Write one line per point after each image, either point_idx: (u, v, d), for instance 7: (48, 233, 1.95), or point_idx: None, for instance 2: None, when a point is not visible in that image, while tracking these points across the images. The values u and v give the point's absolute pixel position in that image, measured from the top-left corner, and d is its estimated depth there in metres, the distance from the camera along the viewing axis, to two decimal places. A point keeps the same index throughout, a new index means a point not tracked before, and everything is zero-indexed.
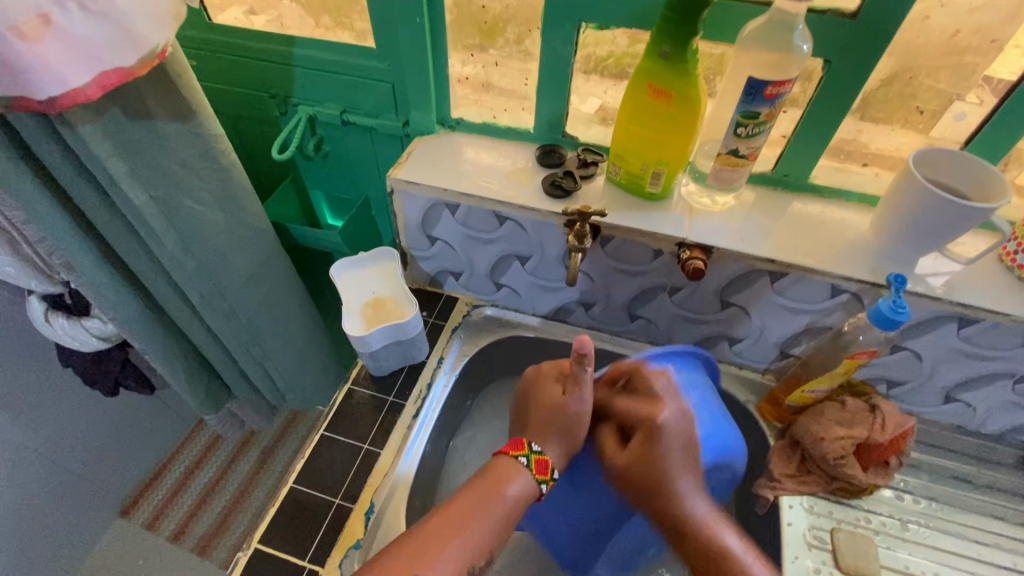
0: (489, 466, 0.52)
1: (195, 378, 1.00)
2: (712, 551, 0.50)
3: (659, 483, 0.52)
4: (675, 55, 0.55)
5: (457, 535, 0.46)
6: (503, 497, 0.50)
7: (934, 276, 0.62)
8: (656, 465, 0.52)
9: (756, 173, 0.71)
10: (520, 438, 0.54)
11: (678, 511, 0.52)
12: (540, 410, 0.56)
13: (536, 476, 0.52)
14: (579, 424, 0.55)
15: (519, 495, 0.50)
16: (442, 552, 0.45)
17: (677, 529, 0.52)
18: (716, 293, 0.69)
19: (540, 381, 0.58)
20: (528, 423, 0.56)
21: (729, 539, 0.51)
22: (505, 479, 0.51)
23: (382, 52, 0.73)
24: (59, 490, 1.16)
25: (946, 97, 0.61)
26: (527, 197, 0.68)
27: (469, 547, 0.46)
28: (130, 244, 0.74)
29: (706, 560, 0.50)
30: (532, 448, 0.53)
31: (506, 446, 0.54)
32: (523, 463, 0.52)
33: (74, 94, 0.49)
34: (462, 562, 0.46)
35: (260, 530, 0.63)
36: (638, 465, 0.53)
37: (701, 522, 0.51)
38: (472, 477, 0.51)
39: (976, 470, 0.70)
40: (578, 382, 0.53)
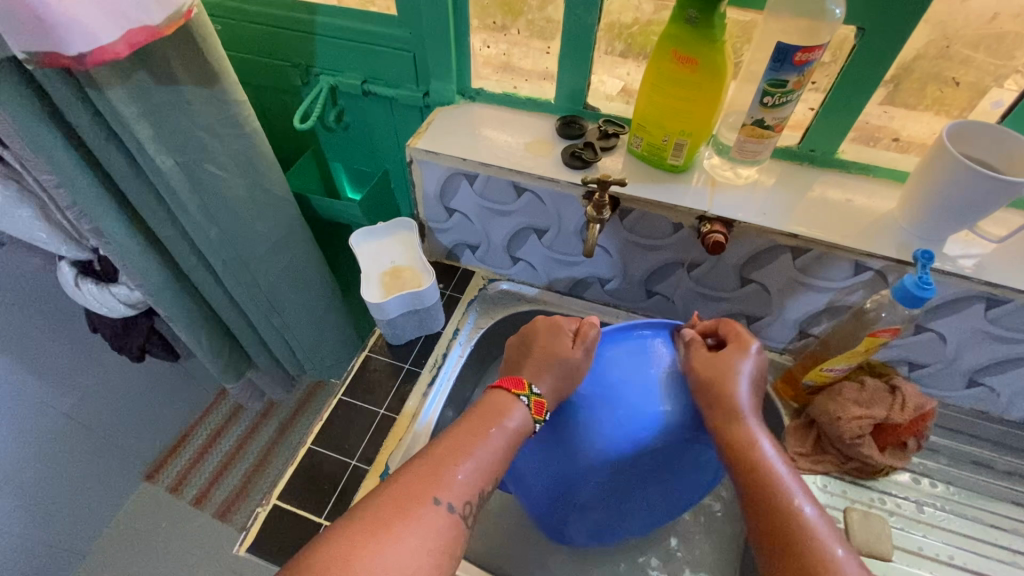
0: (484, 400, 0.53)
1: (218, 346, 1.03)
2: (757, 452, 0.50)
3: (724, 378, 0.53)
4: (702, 20, 0.53)
5: (465, 461, 0.47)
6: (503, 428, 0.51)
7: (964, 256, 0.60)
8: (730, 361, 0.54)
9: (781, 148, 0.70)
10: (520, 378, 0.55)
11: (736, 406, 0.52)
12: (541, 354, 0.56)
13: (533, 415, 0.53)
14: (573, 376, 0.55)
15: (515, 429, 0.51)
16: (454, 477, 0.46)
17: (731, 418, 0.52)
18: (736, 269, 0.68)
19: (547, 329, 0.59)
20: (526, 368, 0.56)
21: (769, 446, 0.51)
22: (502, 413, 0.52)
23: (403, 20, 0.73)
24: (88, 453, 1.21)
25: (986, 71, 0.58)
26: (546, 167, 0.68)
27: (479, 471, 0.47)
28: (155, 210, 0.75)
29: (748, 462, 0.50)
30: (533, 389, 0.54)
31: (506, 383, 0.54)
32: (522, 401, 0.53)
33: (102, 51, 0.49)
34: (475, 485, 0.47)
35: (279, 487, 0.65)
36: (719, 360, 0.55)
37: (751, 427, 0.52)
38: (470, 411, 0.52)
39: (997, 456, 0.69)
40: (589, 338, 0.57)
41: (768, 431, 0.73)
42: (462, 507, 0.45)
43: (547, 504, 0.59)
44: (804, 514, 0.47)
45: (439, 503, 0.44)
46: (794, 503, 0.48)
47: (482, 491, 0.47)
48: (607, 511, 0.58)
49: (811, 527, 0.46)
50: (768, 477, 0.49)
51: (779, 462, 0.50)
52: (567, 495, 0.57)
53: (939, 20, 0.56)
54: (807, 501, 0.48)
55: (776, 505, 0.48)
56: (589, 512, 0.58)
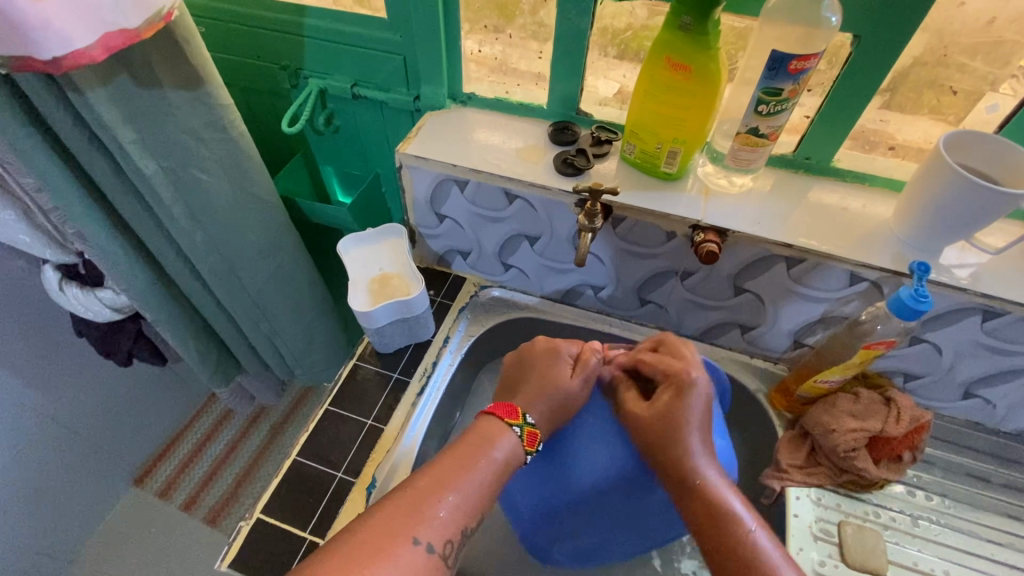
0: (476, 427, 0.52)
1: (206, 351, 1.01)
2: (719, 514, 0.47)
3: (673, 433, 0.50)
4: (696, 26, 0.52)
5: (449, 497, 0.46)
6: (491, 459, 0.49)
7: (959, 267, 0.59)
8: (672, 415, 0.51)
9: (776, 155, 0.69)
10: (514, 406, 0.53)
11: (687, 465, 0.49)
12: (538, 379, 0.56)
13: (524, 446, 0.52)
14: (572, 404, 0.55)
15: (505, 460, 0.50)
16: (435, 514, 0.44)
17: (687, 482, 0.49)
18: (730, 279, 0.67)
19: (545, 353, 0.58)
20: (522, 391, 0.55)
21: (736, 503, 0.47)
22: (491, 442, 0.50)
23: (393, 23, 0.71)
24: (74, 458, 1.19)
25: (983, 79, 0.57)
26: (537, 174, 0.67)
27: (461, 508, 0.46)
28: (140, 214, 0.74)
29: (712, 526, 0.47)
30: (527, 419, 0.52)
31: (499, 410, 0.53)
32: (514, 431, 0.51)
33: (78, 56, 0.48)
34: (457, 524, 0.45)
35: (263, 500, 0.63)
36: (665, 413, 0.51)
37: (709, 482, 0.48)
38: (457, 440, 0.50)
39: (992, 468, 0.68)
40: (588, 368, 0.56)
41: (762, 442, 0.72)
42: (442, 547, 0.44)
43: (537, 529, 0.59)
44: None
45: (418, 543, 0.43)
46: (764, 570, 0.44)
47: (464, 529, 0.46)
48: (601, 539, 0.58)
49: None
50: (735, 541, 0.45)
51: (747, 522, 0.46)
52: (558, 521, 0.57)
53: (936, 27, 0.55)
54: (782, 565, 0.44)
55: (745, 573, 0.44)
56: (580, 539, 0.58)
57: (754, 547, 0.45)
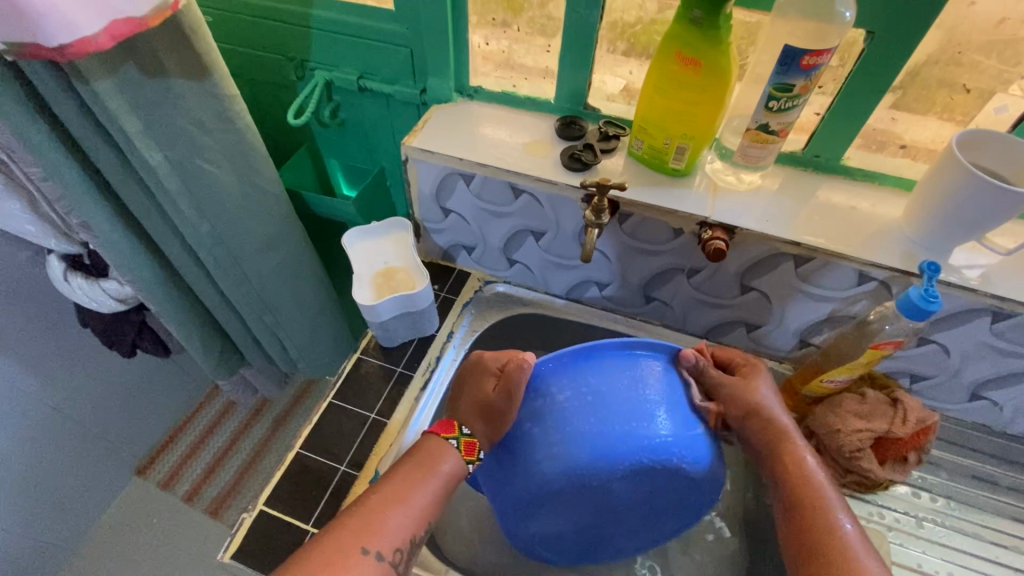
0: (418, 445, 0.55)
1: (210, 343, 1.01)
2: (804, 470, 0.54)
3: (756, 404, 0.57)
4: (707, 20, 0.52)
5: (396, 511, 0.50)
6: (435, 473, 0.53)
7: (969, 267, 0.58)
8: (753, 393, 0.57)
9: (785, 153, 0.68)
10: (452, 420, 0.57)
11: (777, 429, 0.56)
12: (469, 394, 0.57)
13: (465, 457, 0.55)
14: (505, 420, 0.54)
15: (449, 473, 0.54)
16: (384, 526, 0.49)
17: (775, 441, 0.56)
18: (736, 276, 0.67)
19: (476, 367, 0.58)
20: (460, 403, 0.57)
21: (813, 463, 0.55)
22: (435, 458, 0.54)
23: (401, 16, 0.71)
24: (79, 448, 1.20)
25: (998, 78, 0.56)
26: (544, 169, 0.66)
27: (408, 519, 0.50)
28: (145, 204, 0.73)
29: (789, 480, 0.54)
30: (463, 431, 0.55)
31: (438, 427, 0.56)
32: (452, 445, 0.55)
33: (85, 43, 0.48)
34: (406, 534, 0.50)
35: (266, 493, 0.63)
36: (747, 388, 0.58)
37: (796, 443, 0.55)
38: (405, 457, 0.55)
39: (1000, 471, 0.68)
40: (512, 381, 0.53)
41: None
42: (392, 554, 0.48)
43: (510, 518, 0.57)
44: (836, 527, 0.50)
45: (368, 552, 0.47)
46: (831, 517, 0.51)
47: (413, 537, 0.50)
48: (579, 530, 0.58)
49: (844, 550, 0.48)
50: (806, 489, 0.53)
51: (823, 480, 0.54)
52: (528, 514, 0.55)
53: (951, 24, 0.55)
54: (843, 516, 0.51)
55: (814, 520, 0.51)
56: (554, 528, 0.58)
57: (826, 504, 0.52)
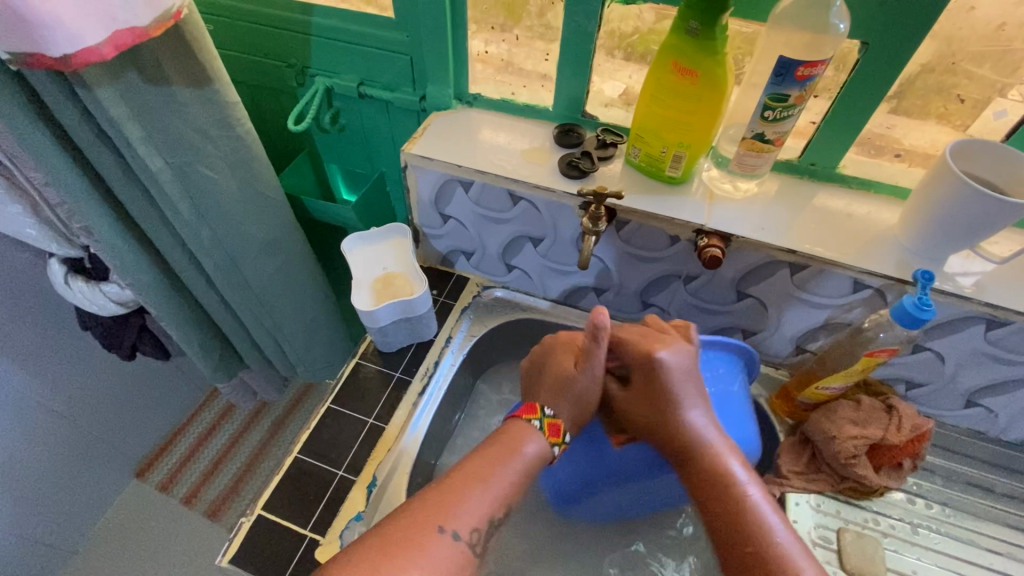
0: (503, 429, 0.54)
1: (209, 347, 1.01)
2: (715, 480, 0.51)
3: (661, 408, 0.54)
4: (703, 32, 0.52)
5: (479, 490, 0.48)
6: (520, 456, 0.52)
7: (963, 275, 0.59)
8: (669, 400, 0.54)
9: (782, 160, 0.69)
10: (534, 402, 0.56)
11: (683, 437, 0.53)
12: (551, 377, 0.57)
13: (549, 439, 0.54)
14: (591, 396, 0.56)
15: (534, 456, 0.52)
16: (463, 506, 0.47)
17: (688, 449, 0.53)
18: (732, 283, 0.67)
19: (554, 350, 0.59)
20: (542, 385, 0.58)
21: (736, 469, 0.51)
22: (519, 441, 0.52)
23: (401, 24, 0.72)
24: (79, 450, 1.20)
25: (992, 87, 0.57)
26: (542, 177, 0.67)
27: (489, 500, 0.48)
28: (145, 209, 0.74)
29: (706, 491, 0.51)
30: (546, 412, 0.55)
31: (519, 409, 0.55)
32: (535, 425, 0.54)
33: (88, 53, 0.48)
34: (484, 515, 0.48)
35: (264, 497, 0.63)
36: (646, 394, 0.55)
37: (711, 446, 0.52)
38: (484, 441, 0.53)
39: (996, 477, 0.68)
40: (591, 357, 0.55)
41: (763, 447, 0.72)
42: (469, 535, 0.46)
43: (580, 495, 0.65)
44: (756, 550, 0.47)
45: (444, 531, 0.45)
46: (745, 538, 0.48)
47: (491, 519, 0.48)
48: (622, 502, 0.65)
49: (774, 559, 0.46)
50: (727, 502, 0.50)
51: (746, 484, 0.50)
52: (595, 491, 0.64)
53: (945, 35, 0.55)
54: (776, 524, 0.48)
55: (734, 533, 0.49)
56: (613, 502, 0.65)
57: (751, 515, 0.49)
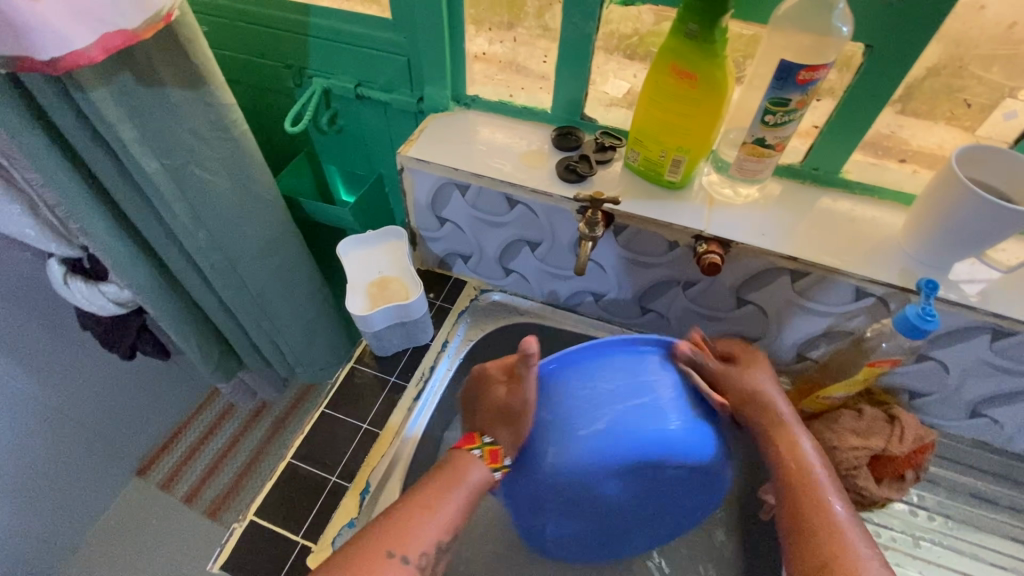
0: (444, 461, 0.56)
1: (208, 347, 1.01)
2: (798, 454, 0.55)
3: (753, 388, 0.58)
4: (702, 34, 0.51)
5: (427, 516, 0.51)
6: (464, 483, 0.54)
7: (968, 283, 0.58)
8: (750, 378, 0.59)
9: (783, 165, 0.67)
10: (473, 431, 0.58)
11: (776, 414, 0.57)
12: (485, 407, 0.58)
13: (490, 465, 0.55)
14: (523, 421, 0.54)
15: (478, 482, 0.54)
16: (413, 530, 0.50)
17: (777, 426, 0.57)
18: (732, 290, 0.66)
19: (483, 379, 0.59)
20: (478, 414, 0.59)
21: (808, 446, 0.56)
22: (460, 471, 0.55)
23: (398, 24, 0.71)
24: (79, 448, 1.20)
25: (999, 91, 0.56)
26: (539, 180, 0.66)
27: (437, 524, 0.51)
28: (142, 210, 0.74)
29: (794, 466, 0.55)
30: (485, 440, 0.56)
31: (462, 440, 0.58)
32: (476, 454, 0.55)
33: (76, 56, 0.48)
34: (434, 539, 0.51)
35: (256, 503, 0.63)
36: (722, 374, 0.59)
37: (790, 426, 0.57)
38: (432, 472, 0.55)
39: (999, 490, 0.67)
40: (523, 381, 0.53)
41: None
42: (418, 559, 0.49)
43: (525, 512, 0.60)
44: (832, 515, 0.51)
45: (394, 555, 0.49)
46: (828, 503, 0.52)
47: (440, 543, 0.51)
48: (572, 519, 0.59)
49: (836, 527, 0.51)
50: (802, 474, 0.54)
51: (814, 461, 0.55)
52: (541, 508, 0.58)
53: (952, 37, 0.54)
54: (834, 499, 0.53)
55: (806, 503, 0.53)
56: (569, 522, 0.60)
57: (822, 488, 0.53)
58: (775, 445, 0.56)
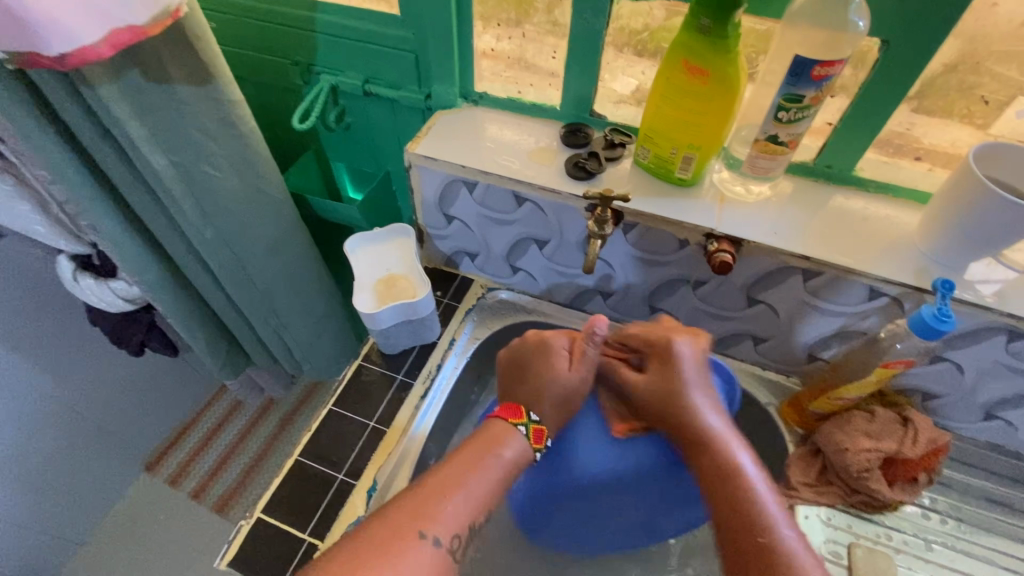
0: (481, 430, 0.53)
1: (215, 344, 1.02)
2: (728, 472, 0.49)
3: (673, 398, 0.54)
4: (715, 29, 0.50)
5: (456, 494, 0.48)
6: (497, 458, 0.51)
7: (984, 283, 0.56)
8: (672, 389, 0.54)
9: (796, 162, 0.66)
10: (518, 405, 0.56)
11: (697, 429, 0.52)
12: (536, 380, 0.57)
13: (533, 444, 0.54)
14: (574, 397, 0.57)
15: (512, 459, 0.52)
16: (441, 510, 0.46)
17: (698, 442, 0.52)
18: (743, 289, 0.66)
19: (539, 347, 0.59)
20: (523, 388, 0.57)
21: (748, 463, 0.50)
22: (503, 442, 0.52)
23: (405, 20, 0.70)
24: (89, 443, 1.21)
25: (1018, 87, 0.54)
26: (547, 178, 0.65)
27: (469, 503, 0.48)
28: (151, 207, 0.74)
29: (722, 482, 0.49)
30: (531, 418, 0.55)
31: (505, 412, 0.55)
32: (522, 430, 0.53)
33: (84, 52, 0.48)
34: (464, 520, 0.47)
35: (263, 500, 0.63)
36: (656, 382, 0.55)
37: (723, 439, 0.51)
38: (469, 438, 0.53)
39: (1014, 493, 0.66)
40: (586, 357, 0.58)
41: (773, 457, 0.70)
42: (449, 541, 0.45)
43: (532, 519, 0.63)
44: (769, 539, 0.45)
45: (426, 536, 0.44)
46: (761, 528, 0.46)
47: (471, 523, 0.47)
48: (570, 527, 0.63)
49: (768, 551, 0.45)
50: (738, 494, 0.48)
51: (756, 480, 0.49)
52: (548, 513, 0.62)
53: (970, 33, 0.53)
54: (780, 522, 0.46)
55: (744, 528, 0.47)
56: (562, 530, 0.64)
57: (759, 509, 0.47)
58: (696, 462, 0.52)
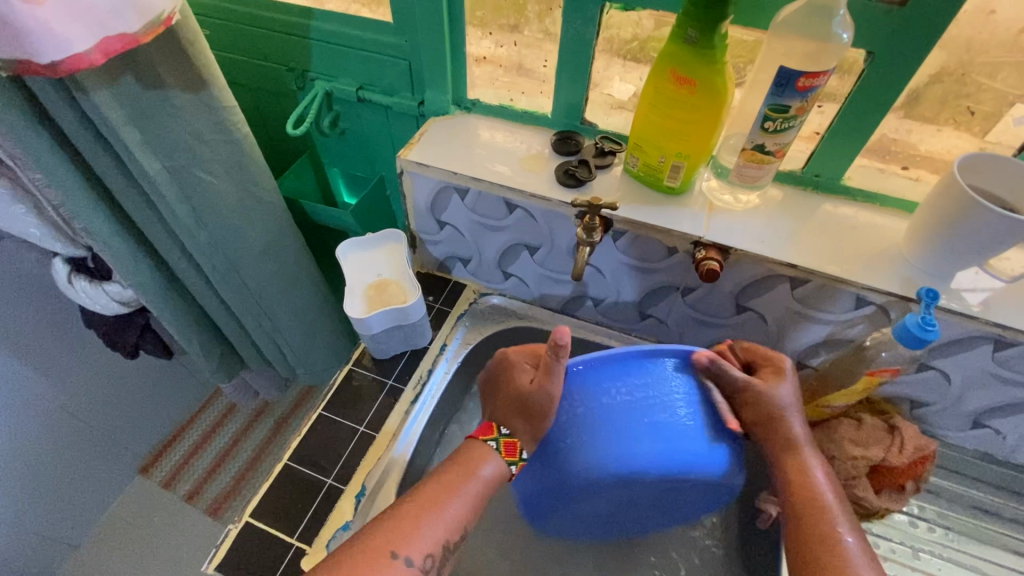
0: (459, 452, 0.55)
1: (209, 348, 1.02)
2: (808, 483, 0.53)
3: (773, 412, 0.54)
4: (702, 40, 0.51)
5: (432, 515, 0.50)
6: (476, 477, 0.53)
7: (971, 292, 0.57)
8: (771, 396, 0.54)
9: (785, 171, 0.67)
10: (490, 422, 0.56)
11: (790, 436, 0.54)
12: (505, 397, 0.55)
13: (506, 458, 0.53)
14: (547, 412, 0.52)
15: (490, 475, 0.53)
16: (417, 533, 0.49)
17: (788, 451, 0.54)
18: (732, 297, 0.66)
19: (508, 365, 0.57)
20: (496, 403, 0.56)
21: (821, 474, 0.53)
22: (476, 463, 0.53)
23: (399, 28, 0.71)
24: (83, 445, 1.21)
25: (1004, 98, 0.55)
26: (538, 185, 0.66)
27: (443, 525, 0.50)
28: (144, 211, 0.74)
29: (800, 489, 0.53)
30: (503, 431, 0.54)
31: (479, 430, 0.56)
32: (492, 446, 0.54)
33: (78, 60, 0.48)
34: (438, 540, 0.49)
35: (252, 504, 0.63)
36: (753, 392, 0.55)
37: (805, 452, 0.54)
38: (446, 461, 0.54)
39: (1003, 502, 0.66)
40: (551, 371, 0.51)
41: None
42: (423, 560, 0.48)
43: (540, 513, 0.60)
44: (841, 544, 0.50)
45: (398, 557, 0.47)
46: (835, 533, 0.50)
47: (446, 543, 0.50)
48: (587, 518, 0.60)
49: (839, 554, 0.49)
50: (813, 502, 0.52)
51: (825, 487, 0.53)
52: (557, 505, 0.56)
53: (956, 44, 0.53)
54: (846, 530, 0.50)
55: (817, 531, 0.51)
56: (579, 519, 0.60)
57: (830, 519, 0.51)
58: (784, 470, 0.54)
